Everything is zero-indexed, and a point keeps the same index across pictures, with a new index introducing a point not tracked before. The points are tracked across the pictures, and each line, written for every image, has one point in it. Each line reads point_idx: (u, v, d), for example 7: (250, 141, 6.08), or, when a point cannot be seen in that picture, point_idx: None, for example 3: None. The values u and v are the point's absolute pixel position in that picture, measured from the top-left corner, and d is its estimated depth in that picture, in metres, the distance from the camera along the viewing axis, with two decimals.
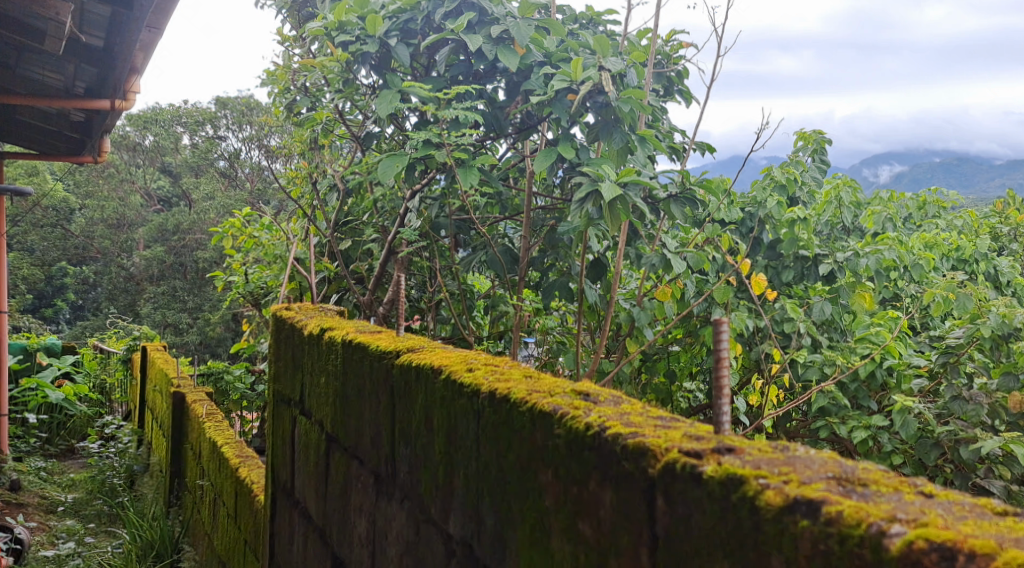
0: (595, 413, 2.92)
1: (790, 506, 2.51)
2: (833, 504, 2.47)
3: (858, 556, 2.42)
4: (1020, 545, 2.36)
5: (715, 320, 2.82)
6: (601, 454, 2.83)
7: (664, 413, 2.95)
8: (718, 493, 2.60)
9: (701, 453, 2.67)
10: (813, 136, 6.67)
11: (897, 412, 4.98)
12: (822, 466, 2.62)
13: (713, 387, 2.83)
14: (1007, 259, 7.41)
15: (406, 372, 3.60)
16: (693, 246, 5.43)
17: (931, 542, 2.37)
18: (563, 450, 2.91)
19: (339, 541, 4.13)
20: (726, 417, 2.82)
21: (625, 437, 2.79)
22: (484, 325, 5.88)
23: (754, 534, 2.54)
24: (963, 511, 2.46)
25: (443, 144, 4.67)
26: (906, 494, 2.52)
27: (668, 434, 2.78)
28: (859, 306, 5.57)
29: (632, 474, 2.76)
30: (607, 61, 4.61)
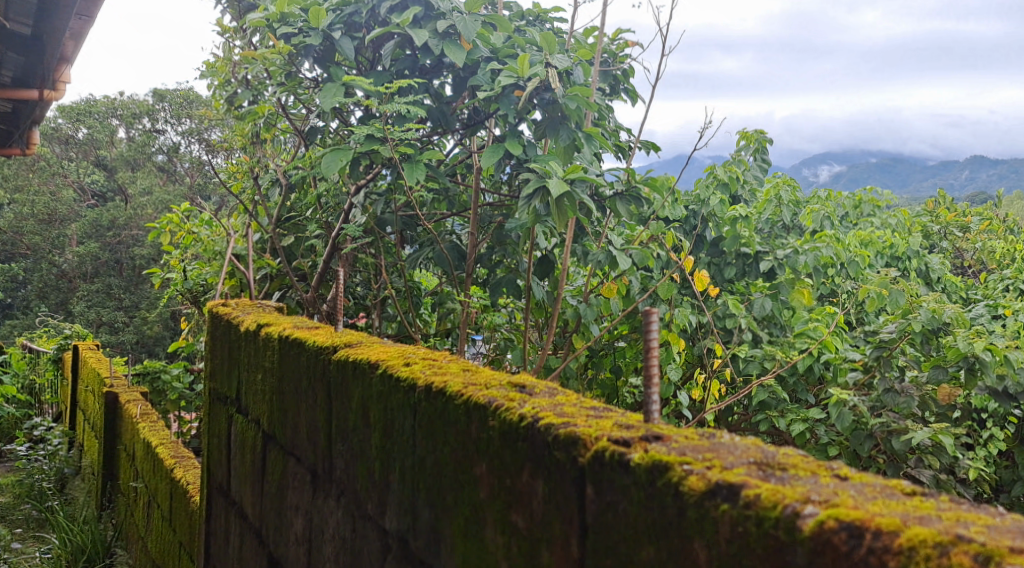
0: (530, 404, 2.95)
1: (711, 490, 2.53)
2: (752, 487, 2.49)
3: (773, 538, 2.44)
4: (924, 522, 2.37)
5: (646, 311, 2.90)
6: (533, 444, 2.85)
7: (598, 404, 2.98)
8: (645, 480, 2.62)
9: (630, 442, 2.70)
10: (755, 135, 6.77)
11: (833, 404, 5.05)
12: (745, 452, 2.65)
13: (643, 375, 2.88)
14: (939, 258, 7.56)
15: (343, 367, 3.59)
16: (639, 243, 5.46)
17: (841, 521, 2.39)
18: (498, 441, 2.93)
19: (275, 540, 4.10)
20: (655, 406, 2.87)
21: (557, 427, 2.81)
22: (431, 323, 5.87)
23: (677, 519, 2.57)
24: (874, 492, 2.50)
25: (387, 139, 4.66)
26: (822, 477, 2.55)
27: (599, 424, 2.81)
28: (798, 302, 5.64)
29: (562, 464, 2.78)
30: (553, 58, 4.62)
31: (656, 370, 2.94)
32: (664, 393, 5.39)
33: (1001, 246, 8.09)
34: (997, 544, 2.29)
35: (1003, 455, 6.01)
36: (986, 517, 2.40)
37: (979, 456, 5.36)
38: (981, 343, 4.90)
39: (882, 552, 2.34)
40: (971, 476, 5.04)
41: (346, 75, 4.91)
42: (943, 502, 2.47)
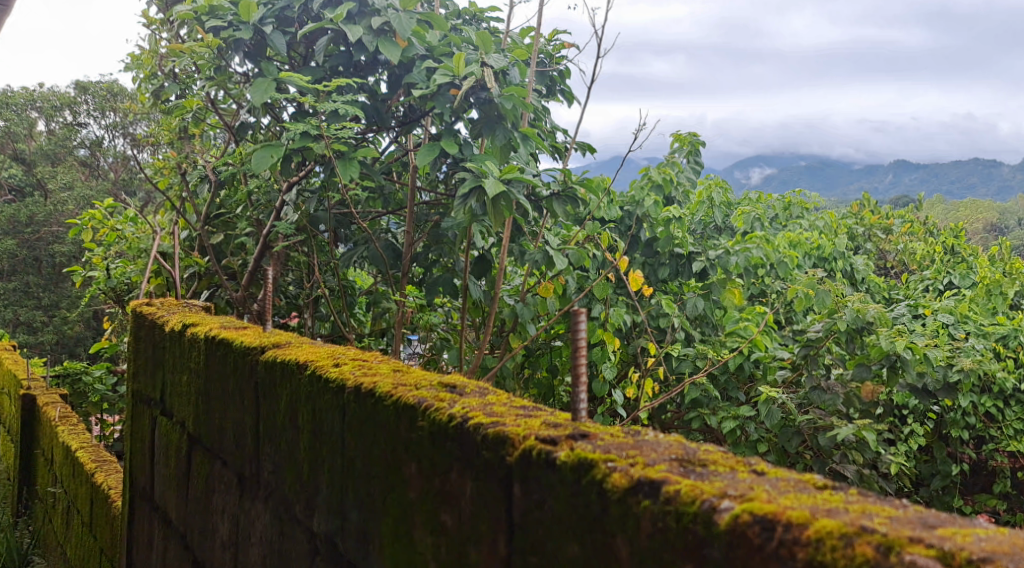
0: (459, 404, 2.96)
1: (634, 487, 2.55)
2: (672, 483, 2.52)
3: (691, 532, 2.47)
4: (832, 515, 2.40)
5: (574, 311, 2.95)
6: (461, 444, 2.86)
7: (526, 403, 3.00)
8: (570, 477, 2.64)
9: (557, 440, 2.72)
10: (688, 138, 6.85)
11: (763, 402, 5.15)
12: (667, 449, 2.69)
13: (571, 375, 2.92)
14: (863, 259, 7.70)
15: (271, 368, 3.57)
16: (575, 243, 5.49)
17: (755, 515, 2.41)
18: (427, 441, 2.93)
19: (200, 544, 4.06)
20: (582, 405, 2.90)
21: (486, 426, 2.83)
22: (365, 322, 5.84)
23: (601, 516, 2.59)
24: (788, 486, 2.53)
25: (322, 136, 4.60)
26: (739, 473, 2.58)
27: (527, 423, 2.83)
28: (728, 301, 5.71)
29: (490, 462, 2.79)
30: (489, 57, 4.62)
31: (583, 371, 2.98)
32: (598, 392, 5.42)
33: (920, 249, 8.28)
34: (898, 534, 2.32)
35: (922, 451, 6.16)
36: (890, 509, 2.44)
37: (900, 452, 5.49)
38: (902, 342, 5.05)
39: (791, 544, 2.37)
40: (893, 470, 5.16)
41: (278, 71, 4.86)
42: (851, 495, 2.52)
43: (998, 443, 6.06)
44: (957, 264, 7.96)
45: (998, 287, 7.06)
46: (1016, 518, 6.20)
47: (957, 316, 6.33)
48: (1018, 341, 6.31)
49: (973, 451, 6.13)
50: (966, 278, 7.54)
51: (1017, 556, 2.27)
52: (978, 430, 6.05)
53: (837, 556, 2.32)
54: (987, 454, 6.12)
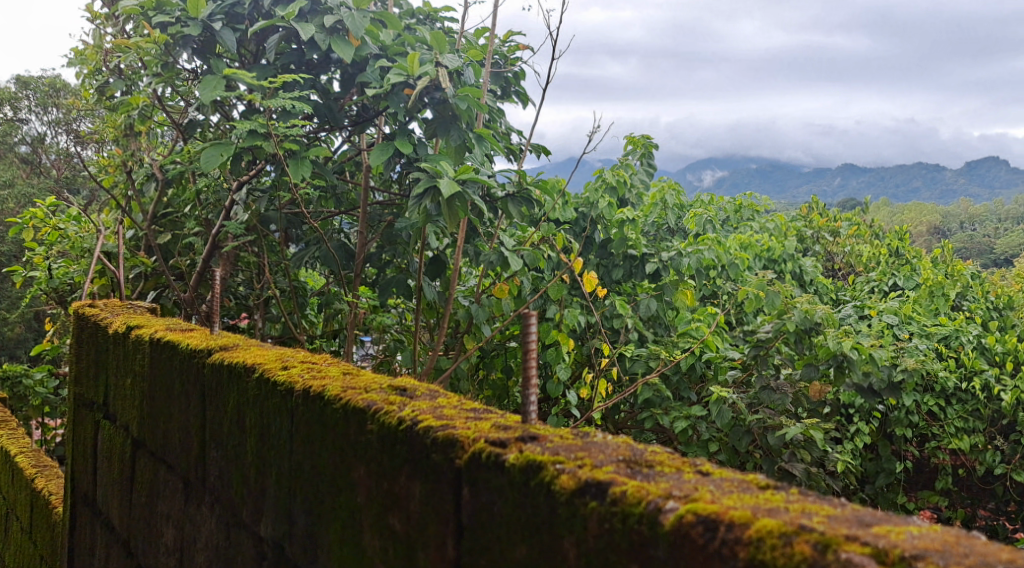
0: (409, 407, 2.95)
1: (581, 489, 2.56)
2: (619, 484, 2.53)
3: (637, 533, 2.48)
4: (772, 514, 2.42)
5: (524, 314, 2.95)
6: (410, 446, 2.85)
7: (477, 406, 3.00)
8: (519, 480, 2.65)
9: (506, 443, 2.72)
10: (641, 140, 6.88)
11: (714, 402, 5.18)
12: (615, 450, 2.70)
13: (522, 378, 2.92)
14: (811, 260, 7.79)
15: (218, 371, 3.55)
16: (530, 244, 5.48)
17: (699, 516, 2.43)
18: (376, 444, 2.92)
19: (144, 550, 4.02)
20: (533, 407, 2.90)
21: (436, 429, 2.82)
22: (316, 323, 5.79)
23: (550, 518, 2.59)
24: (731, 486, 2.55)
25: (272, 135, 4.55)
26: (685, 473, 2.60)
27: (477, 425, 2.83)
28: (680, 302, 5.73)
29: (439, 465, 2.79)
30: (444, 57, 4.61)
31: (534, 374, 2.98)
32: (553, 392, 5.43)
33: (867, 250, 8.29)
34: (835, 533, 2.35)
35: (868, 449, 6.23)
36: (829, 508, 2.46)
37: (847, 450, 5.55)
38: (848, 343, 5.12)
39: (733, 543, 2.38)
40: (840, 469, 5.22)
41: (227, 68, 4.82)
42: (792, 494, 2.54)
43: (940, 441, 6.15)
44: (901, 266, 8.07)
45: (940, 288, 7.18)
46: (957, 514, 6.30)
47: (902, 317, 6.42)
48: (959, 341, 6.42)
49: (916, 449, 6.21)
50: (910, 279, 7.65)
51: (948, 553, 2.30)
52: (921, 428, 6.14)
53: (777, 554, 2.34)
54: (930, 452, 6.22)
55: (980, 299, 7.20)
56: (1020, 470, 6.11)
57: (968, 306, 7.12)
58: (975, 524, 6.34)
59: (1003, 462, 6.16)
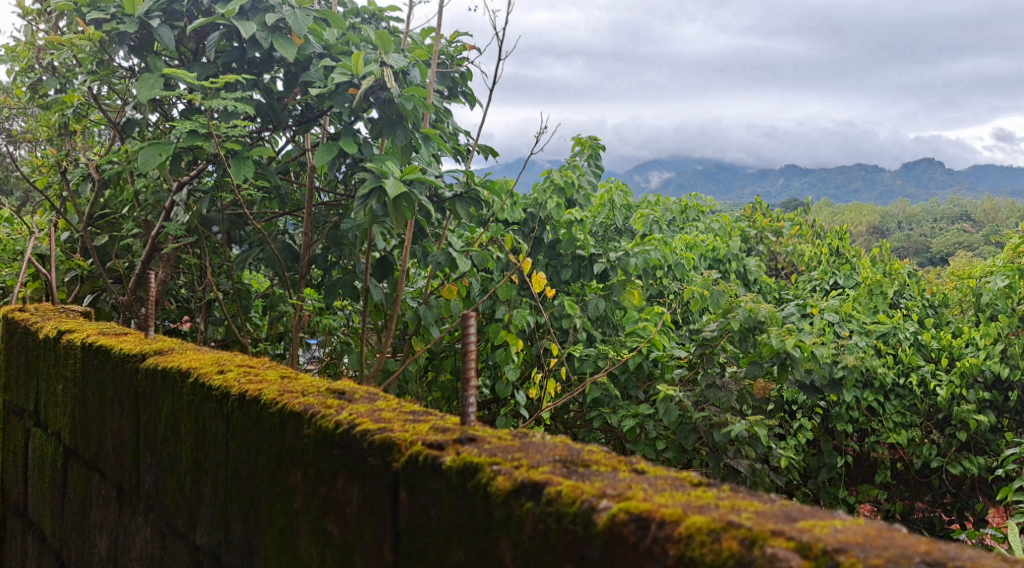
0: (347, 411, 3.01)
1: (517, 489, 2.59)
2: (554, 485, 2.56)
3: (571, 532, 2.51)
4: (702, 511, 2.45)
5: (462, 314, 3.05)
6: (347, 450, 2.91)
7: (416, 409, 3.07)
8: (456, 482, 2.68)
9: (443, 445, 2.77)
10: (588, 141, 6.93)
11: (661, 401, 5.19)
12: (552, 450, 2.74)
13: (461, 381, 3.00)
14: (755, 260, 7.88)
15: (152, 376, 3.59)
16: (478, 245, 5.47)
17: (631, 514, 2.46)
18: (313, 448, 2.99)
19: (76, 561, 4.03)
20: (471, 409, 2.97)
21: (373, 433, 2.88)
22: (261, 325, 5.74)
23: (486, 520, 2.63)
24: (664, 485, 2.59)
25: (212, 135, 4.50)
26: (620, 472, 2.63)
27: (415, 428, 2.89)
28: (629, 302, 5.76)
29: (377, 468, 2.84)
30: (389, 57, 4.55)
31: (472, 376, 3.06)
32: (502, 392, 5.43)
33: (808, 249, 8.40)
34: (761, 528, 2.38)
35: (810, 445, 6.30)
36: (758, 504, 2.50)
37: (790, 446, 5.62)
38: (791, 341, 5.15)
39: (664, 540, 2.41)
40: (783, 464, 5.28)
41: (166, 66, 4.74)
42: (723, 491, 2.58)
43: (879, 436, 6.27)
44: (841, 265, 8.18)
45: (879, 287, 7.30)
46: (895, 507, 6.42)
47: (842, 315, 6.51)
48: (897, 338, 6.55)
49: (857, 444, 6.30)
50: (850, 278, 7.77)
51: (869, 545, 2.34)
52: (860, 423, 6.23)
53: (705, 551, 2.37)
54: (869, 446, 6.32)
55: (916, 298, 7.32)
56: (956, 463, 6.24)
57: (905, 304, 7.25)
58: (913, 516, 6.46)
59: (938, 455, 6.28)
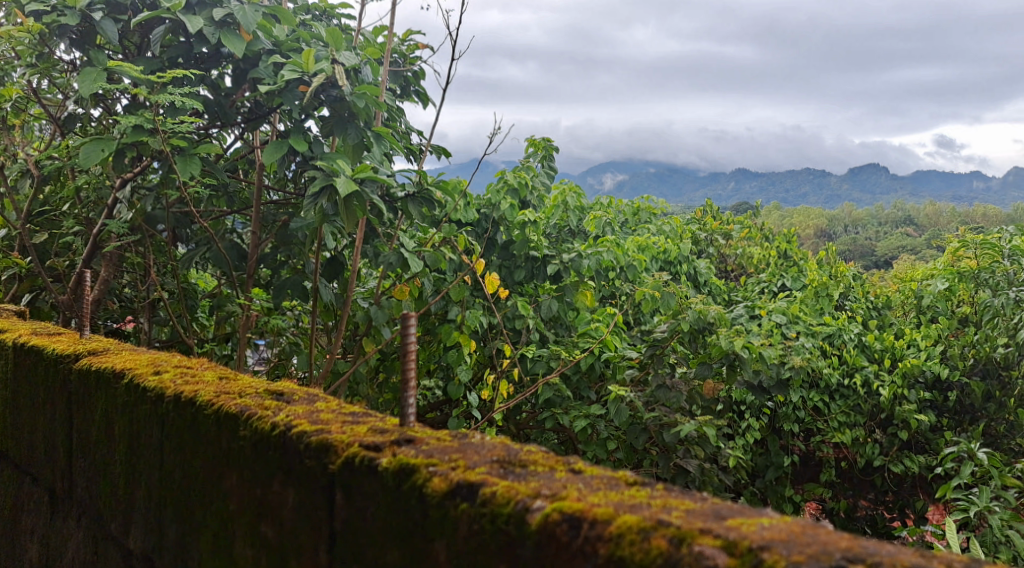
0: (283, 412, 3.15)
1: (452, 490, 2.70)
2: (489, 485, 2.67)
3: (505, 532, 2.61)
4: (633, 510, 2.55)
5: (403, 316, 3.20)
6: (282, 450, 3.04)
7: (354, 411, 3.21)
8: (391, 483, 2.79)
9: (380, 446, 2.89)
10: (542, 143, 6.94)
11: (613, 401, 5.21)
12: (490, 451, 2.87)
13: (400, 382, 3.14)
14: (705, 262, 7.93)
15: (86, 377, 3.78)
16: (431, 246, 5.44)
17: (563, 514, 2.56)
18: (249, 449, 3.12)
19: (12, 561, 4.33)
20: (410, 410, 3.10)
21: (310, 435, 3.00)
22: (207, 325, 5.68)
23: (421, 520, 2.73)
24: (599, 484, 2.70)
25: (158, 130, 4.44)
26: (556, 473, 2.75)
27: (353, 430, 3.01)
28: (581, 303, 5.77)
29: (313, 470, 2.95)
30: (340, 55, 4.54)
31: (412, 377, 3.20)
32: (454, 394, 5.42)
33: (757, 251, 8.47)
34: (689, 527, 2.47)
35: (757, 445, 6.37)
36: (689, 502, 2.61)
37: (739, 446, 5.68)
38: (740, 342, 5.22)
39: (595, 540, 2.51)
40: (731, 464, 5.34)
41: (109, 60, 4.67)
42: (656, 490, 2.68)
43: (824, 435, 6.41)
44: (789, 267, 8.27)
45: (825, 289, 7.37)
46: (840, 505, 6.53)
47: (790, 317, 6.50)
48: (842, 339, 6.58)
49: (802, 443, 6.38)
50: (797, 281, 7.86)
51: (792, 542, 2.43)
52: (806, 423, 6.33)
53: (635, 550, 2.46)
54: (814, 446, 6.44)
55: (861, 299, 7.41)
56: (897, 461, 6.34)
57: (850, 306, 7.31)
58: (856, 514, 6.57)
59: (881, 454, 6.39)
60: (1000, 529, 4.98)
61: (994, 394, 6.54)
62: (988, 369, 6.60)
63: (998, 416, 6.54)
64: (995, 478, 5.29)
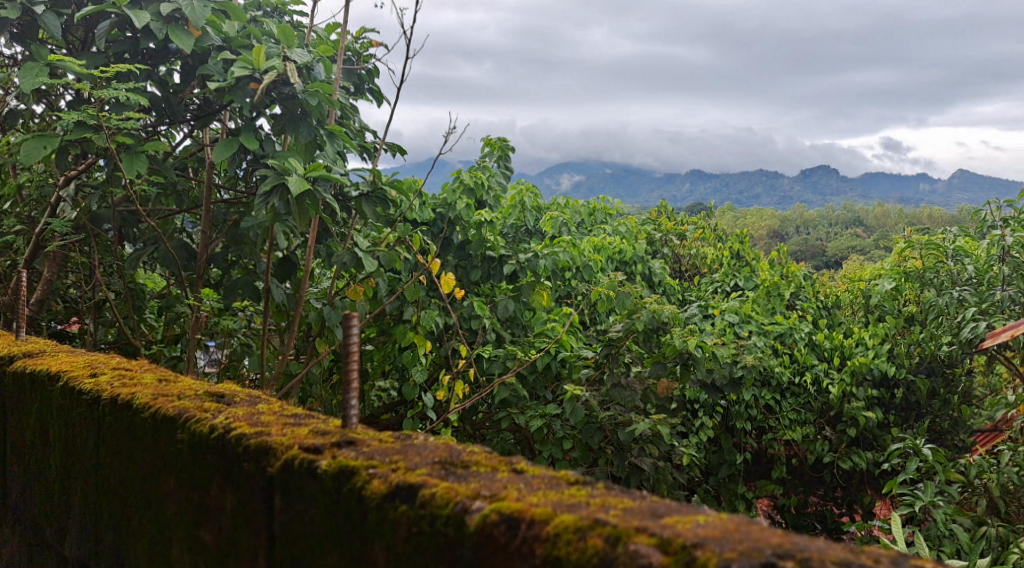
0: (222, 415, 3.18)
1: (392, 493, 2.71)
2: (428, 487, 2.69)
3: (444, 534, 2.62)
4: (571, 509, 2.57)
5: (345, 315, 3.23)
6: (220, 453, 3.07)
7: (297, 413, 3.25)
8: (331, 485, 2.81)
9: (320, 449, 2.91)
10: (498, 143, 6.93)
11: (568, 400, 5.21)
12: (431, 453, 2.89)
13: (343, 384, 3.16)
14: (660, 262, 7.96)
15: (22, 379, 3.87)
16: (385, 246, 5.39)
17: (502, 514, 2.57)
18: (186, 452, 3.15)
19: None
20: (353, 412, 3.13)
21: (248, 438, 3.03)
22: (156, 327, 5.60)
23: (361, 522, 2.75)
24: (540, 484, 2.72)
25: (102, 127, 4.38)
26: (498, 473, 2.77)
27: (293, 433, 3.04)
28: (537, 303, 5.78)
29: (252, 473, 2.98)
30: (292, 52, 4.49)
31: (355, 378, 3.23)
32: (409, 395, 5.38)
33: (710, 251, 8.51)
34: (626, 526, 2.48)
35: (710, 442, 6.41)
36: (627, 501, 2.62)
37: (692, 444, 5.72)
38: (693, 341, 5.25)
39: (532, 540, 2.51)
40: (685, 462, 5.38)
41: (50, 55, 4.60)
42: (596, 490, 2.70)
43: (776, 433, 6.42)
44: (742, 268, 8.33)
45: (776, 288, 7.41)
46: (790, 501, 6.60)
47: (741, 316, 6.54)
48: (793, 338, 6.63)
49: (754, 441, 6.42)
50: (750, 280, 7.95)
51: (725, 539, 2.44)
52: (759, 421, 6.38)
53: (571, 549, 2.47)
54: (767, 443, 6.42)
55: (811, 299, 7.44)
56: (846, 458, 6.43)
57: (801, 305, 7.35)
58: (806, 510, 6.66)
59: (830, 451, 6.47)
60: (943, 523, 5.04)
61: (939, 391, 6.70)
62: (933, 367, 6.71)
63: (942, 413, 6.77)
64: (940, 474, 5.36)
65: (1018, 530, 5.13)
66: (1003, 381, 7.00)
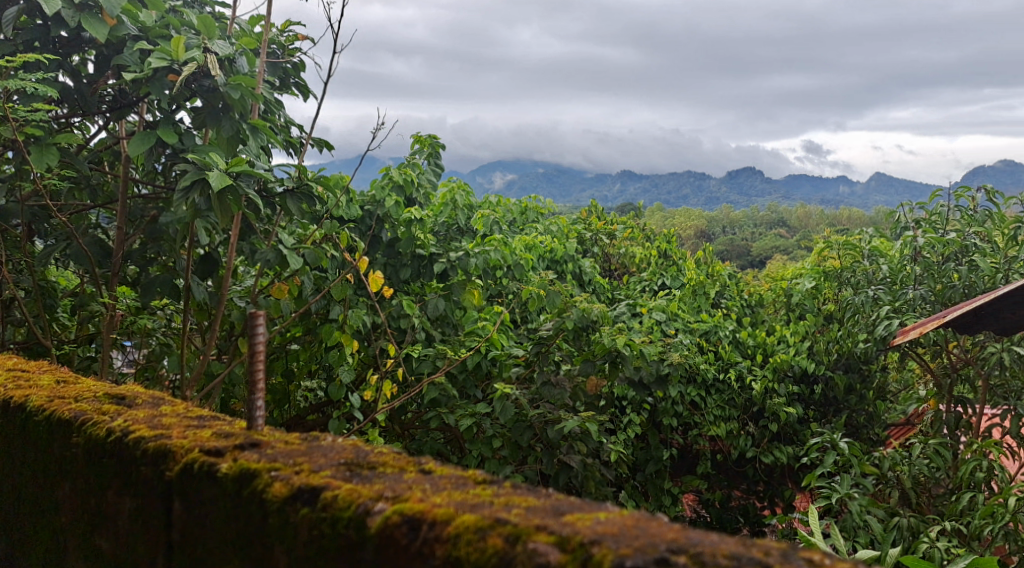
0: (121, 418, 3.12)
1: (293, 495, 2.67)
2: (331, 489, 2.65)
3: (345, 536, 2.58)
4: (474, 509, 2.55)
5: (250, 315, 3.15)
6: (118, 456, 3.01)
7: (200, 414, 3.20)
8: (231, 488, 2.76)
9: (221, 452, 2.86)
10: (428, 139, 6.87)
11: (497, 399, 5.19)
12: (337, 454, 2.87)
13: (249, 385, 3.11)
14: (590, 262, 7.98)
15: None
16: (311, 243, 5.28)
17: (404, 516, 2.54)
18: (83, 456, 3.09)
19: None
20: (258, 413, 3.08)
21: (147, 441, 2.96)
22: (70, 326, 5.46)
23: (261, 525, 2.70)
24: (446, 484, 2.71)
25: (8, 119, 4.27)
26: (404, 474, 2.75)
27: (194, 436, 2.98)
28: (467, 301, 5.70)
29: (150, 477, 2.92)
30: (213, 43, 4.41)
31: (261, 380, 3.18)
32: (335, 394, 5.27)
33: (637, 250, 8.51)
34: (527, 524, 2.47)
35: (638, 439, 6.44)
36: (531, 500, 2.61)
37: (620, 441, 5.75)
38: (621, 339, 5.26)
39: (433, 541, 2.49)
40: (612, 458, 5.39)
41: None
42: (501, 489, 2.69)
43: (701, 429, 6.46)
44: (669, 267, 8.38)
45: (702, 287, 7.47)
46: (715, 496, 6.69)
47: (668, 314, 6.58)
48: (718, 336, 6.67)
49: (681, 437, 6.47)
50: (677, 279, 8.03)
51: (622, 536, 2.44)
52: (684, 417, 6.38)
53: (470, 549, 2.45)
54: (692, 439, 6.50)
55: (735, 297, 7.54)
56: (768, 452, 6.59)
57: (726, 304, 7.44)
58: (730, 503, 6.76)
59: (753, 446, 6.60)
60: (858, 514, 5.13)
61: (856, 386, 6.90)
62: (850, 363, 6.90)
63: (859, 407, 6.92)
64: (855, 467, 5.43)
65: (928, 520, 5.22)
66: (916, 377, 7.17)
